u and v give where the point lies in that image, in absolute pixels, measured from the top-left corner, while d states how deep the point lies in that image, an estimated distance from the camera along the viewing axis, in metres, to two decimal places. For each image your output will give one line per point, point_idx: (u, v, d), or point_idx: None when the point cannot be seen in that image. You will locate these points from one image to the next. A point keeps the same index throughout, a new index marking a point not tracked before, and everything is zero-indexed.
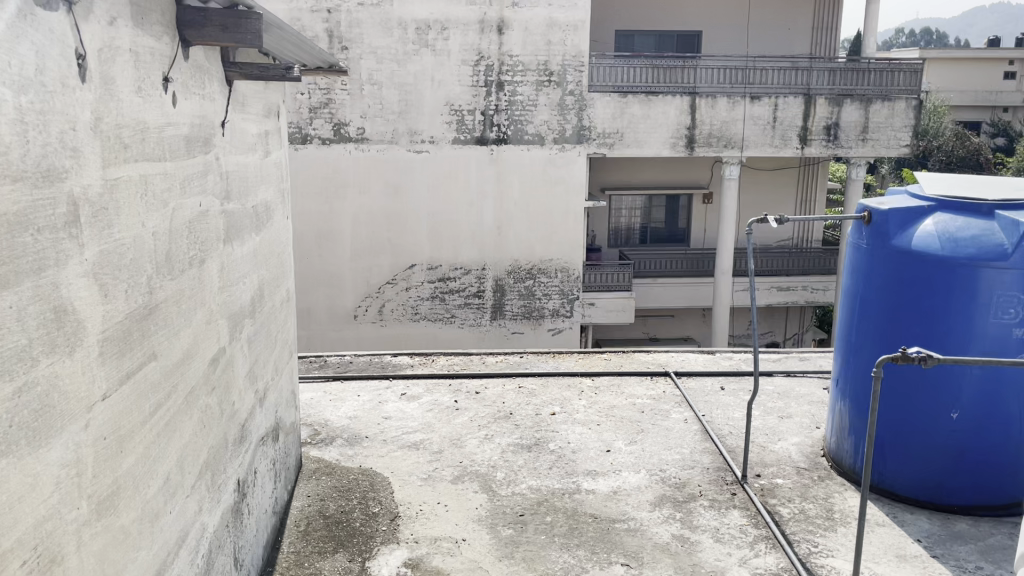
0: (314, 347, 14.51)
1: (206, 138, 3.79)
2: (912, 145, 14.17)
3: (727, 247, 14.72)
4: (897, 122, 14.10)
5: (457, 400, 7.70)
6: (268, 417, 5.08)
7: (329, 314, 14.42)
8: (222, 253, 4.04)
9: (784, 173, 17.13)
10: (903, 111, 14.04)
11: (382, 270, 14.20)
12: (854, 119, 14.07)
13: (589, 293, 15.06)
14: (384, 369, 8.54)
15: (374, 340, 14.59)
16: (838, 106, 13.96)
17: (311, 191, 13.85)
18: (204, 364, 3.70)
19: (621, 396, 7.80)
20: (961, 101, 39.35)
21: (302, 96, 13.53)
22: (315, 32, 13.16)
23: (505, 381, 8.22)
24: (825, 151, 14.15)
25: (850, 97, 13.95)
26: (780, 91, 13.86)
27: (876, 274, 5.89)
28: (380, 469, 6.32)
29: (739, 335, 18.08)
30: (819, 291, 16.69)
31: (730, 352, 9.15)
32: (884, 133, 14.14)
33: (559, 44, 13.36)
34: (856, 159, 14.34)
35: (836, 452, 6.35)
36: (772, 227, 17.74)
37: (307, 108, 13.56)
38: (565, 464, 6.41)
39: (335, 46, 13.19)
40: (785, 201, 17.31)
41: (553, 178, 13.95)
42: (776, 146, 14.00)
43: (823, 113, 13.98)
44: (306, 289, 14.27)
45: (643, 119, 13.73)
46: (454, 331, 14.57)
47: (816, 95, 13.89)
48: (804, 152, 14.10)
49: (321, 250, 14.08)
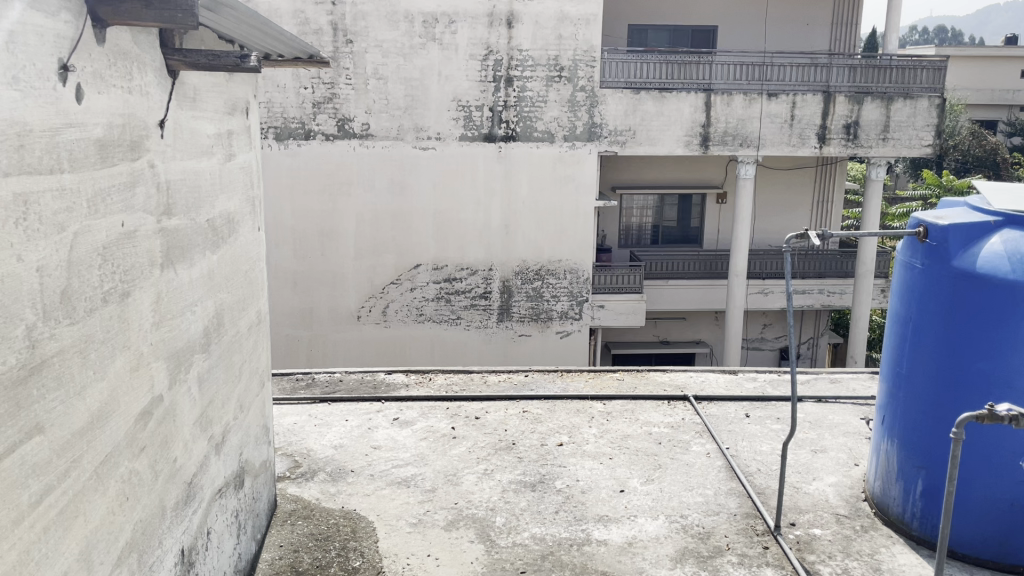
0: (316, 350, 13.78)
1: (136, 141, 3.09)
2: (935, 145, 13.43)
3: (742, 246, 13.97)
4: (919, 121, 13.34)
5: (454, 427, 6.99)
6: (227, 465, 4.36)
7: (331, 315, 13.69)
8: (158, 280, 3.33)
9: (801, 173, 16.35)
10: (926, 110, 13.29)
11: (386, 270, 13.48)
12: (874, 118, 13.29)
13: (598, 294, 14.15)
14: (376, 389, 7.81)
15: (377, 343, 13.82)
16: (858, 104, 13.18)
17: (313, 188, 13.16)
18: (127, 422, 2.99)
19: (635, 424, 7.05)
20: (980, 99, 38.24)
21: (305, 90, 12.81)
22: (319, 24, 12.47)
23: (508, 404, 7.48)
24: (844, 151, 13.37)
25: (871, 94, 13.16)
26: (798, 88, 13.05)
27: (935, 298, 5.13)
28: (364, 512, 5.62)
29: (753, 339, 17.32)
30: (836, 294, 15.92)
31: (753, 373, 8.40)
32: (905, 133, 13.38)
33: (570, 39, 12.61)
34: (877, 159, 13.56)
35: (881, 497, 5.63)
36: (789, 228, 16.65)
37: (310, 103, 12.84)
38: (574, 508, 5.68)
39: (340, 39, 12.53)
40: (801, 203, 16.52)
41: (564, 176, 13.20)
42: (794, 144, 13.22)
43: (842, 112, 13.20)
44: (307, 288, 13.55)
45: (656, 117, 12.96)
46: (459, 334, 13.82)
47: (836, 92, 13.09)
48: (823, 152, 13.32)
49: (323, 249, 13.37)
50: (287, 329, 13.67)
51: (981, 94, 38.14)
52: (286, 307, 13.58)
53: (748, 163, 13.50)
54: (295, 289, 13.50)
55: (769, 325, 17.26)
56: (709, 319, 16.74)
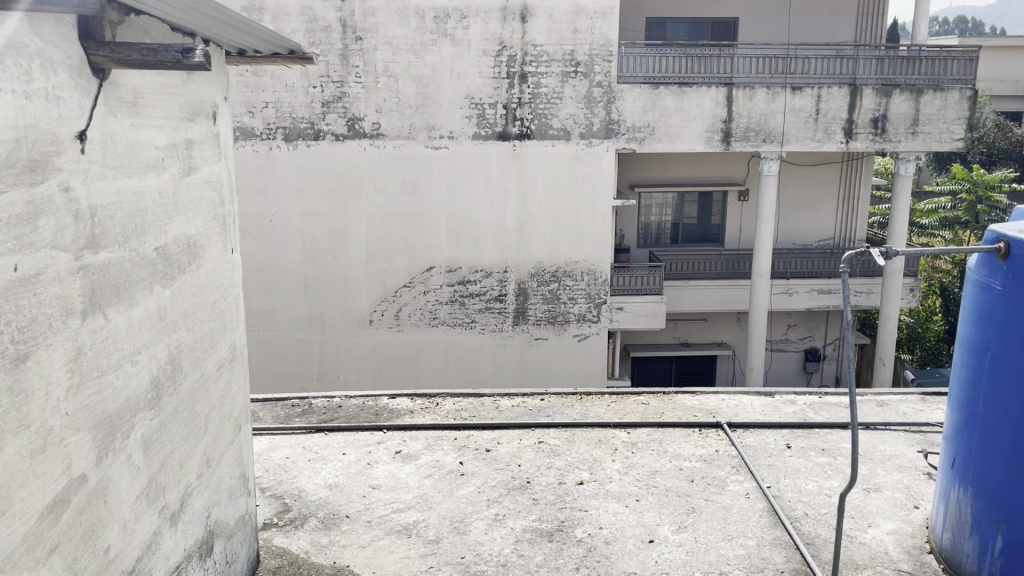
0: (327, 357, 13.09)
1: (39, 160, 2.43)
2: (967, 139, 12.54)
3: (766, 245, 13.22)
4: (950, 114, 12.47)
5: (463, 462, 6.30)
6: (189, 536, 3.69)
7: (342, 320, 12.99)
8: (78, 332, 2.66)
9: (826, 168, 15.50)
10: (958, 102, 12.41)
11: (398, 272, 12.79)
12: (904, 111, 12.46)
13: (617, 297, 13.37)
14: (378, 416, 7.13)
15: (390, 348, 13.09)
16: (886, 97, 12.36)
17: (323, 189, 12.48)
18: (27, 519, 2.33)
19: (664, 458, 6.34)
20: (1004, 90, 36.02)
21: (314, 90, 12.12)
22: (327, 21, 11.83)
23: (523, 434, 6.79)
24: (872, 146, 12.52)
25: (899, 87, 12.35)
26: (823, 81, 12.27)
27: (1019, 326, 4.38)
28: (358, 568, 4.94)
29: (777, 340, 16.45)
30: (863, 294, 15.03)
31: (791, 396, 7.65)
32: (936, 126, 12.51)
33: (586, 33, 11.89)
34: (905, 154, 12.73)
35: (951, 552, 4.91)
36: (812, 226, 15.77)
37: (319, 102, 12.16)
38: (597, 563, 4.98)
39: (349, 37, 11.88)
40: (827, 199, 15.67)
41: (581, 175, 12.44)
42: (818, 140, 12.43)
43: (869, 105, 12.38)
44: (318, 292, 12.88)
45: (676, 112, 12.19)
46: (474, 338, 13.08)
47: (863, 85, 12.27)
48: (849, 148, 12.49)
49: (334, 252, 12.70)
50: (299, 334, 13.02)
51: (1006, 86, 35.56)
52: (299, 312, 12.92)
53: (770, 159, 12.75)
54: (306, 293, 12.83)
55: (793, 326, 16.40)
56: (731, 320, 15.92)
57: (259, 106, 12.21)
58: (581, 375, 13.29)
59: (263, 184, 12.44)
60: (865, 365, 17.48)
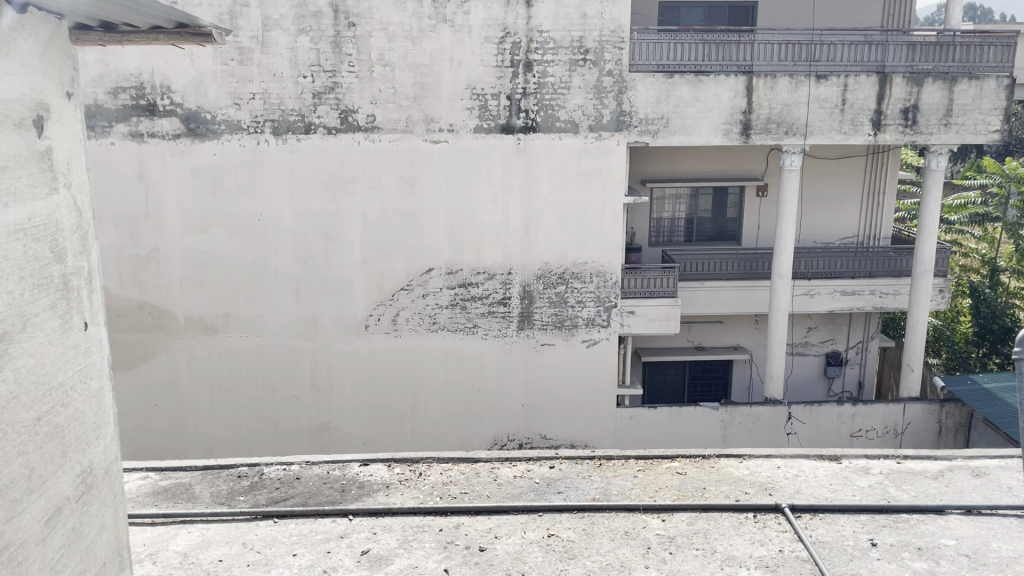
0: (320, 365, 11.23)
1: None
2: (1004, 130, 10.88)
3: (785, 245, 11.45)
4: (985, 104, 10.80)
5: (450, 570, 4.81)
6: None
7: (335, 326, 11.15)
8: None
9: (849, 161, 13.35)
10: (994, 91, 10.74)
11: (396, 274, 11.02)
12: (937, 101, 10.79)
13: (627, 299, 11.43)
14: (344, 495, 5.62)
15: (387, 358, 11.26)
16: (918, 85, 10.71)
17: (313, 185, 10.71)
18: None
19: (714, 563, 4.84)
20: None
21: (304, 79, 10.37)
22: (318, 5, 10.19)
23: (527, 523, 5.29)
24: (901, 138, 10.86)
25: (930, 74, 10.71)
26: (849, 67, 10.70)
27: None
28: None
29: (795, 343, 14.20)
30: (890, 295, 12.51)
31: (863, 462, 6.13)
32: (970, 117, 10.83)
33: (597, 17, 10.30)
34: (936, 148, 11.05)
35: None
36: (832, 224, 13.55)
37: (310, 93, 10.42)
38: None
39: (342, 23, 10.23)
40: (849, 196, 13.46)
41: (588, 171, 10.81)
42: (844, 132, 10.78)
43: (899, 94, 10.72)
44: (311, 296, 11.05)
45: (692, 103, 10.60)
46: (477, 346, 11.28)
47: (893, 72, 10.67)
48: (878, 140, 10.82)
49: (326, 253, 10.92)
50: (288, 341, 11.15)
51: None
52: (287, 317, 11.07)
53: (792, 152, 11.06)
54: (297, 298, 11.02)
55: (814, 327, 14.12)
56: (747, 323, 14.04)
57: (246, 97, 10.40)
58: (590, 385, 11.51)
59: (250, 181, 10.66)
60: (890, 368, 15.41)
